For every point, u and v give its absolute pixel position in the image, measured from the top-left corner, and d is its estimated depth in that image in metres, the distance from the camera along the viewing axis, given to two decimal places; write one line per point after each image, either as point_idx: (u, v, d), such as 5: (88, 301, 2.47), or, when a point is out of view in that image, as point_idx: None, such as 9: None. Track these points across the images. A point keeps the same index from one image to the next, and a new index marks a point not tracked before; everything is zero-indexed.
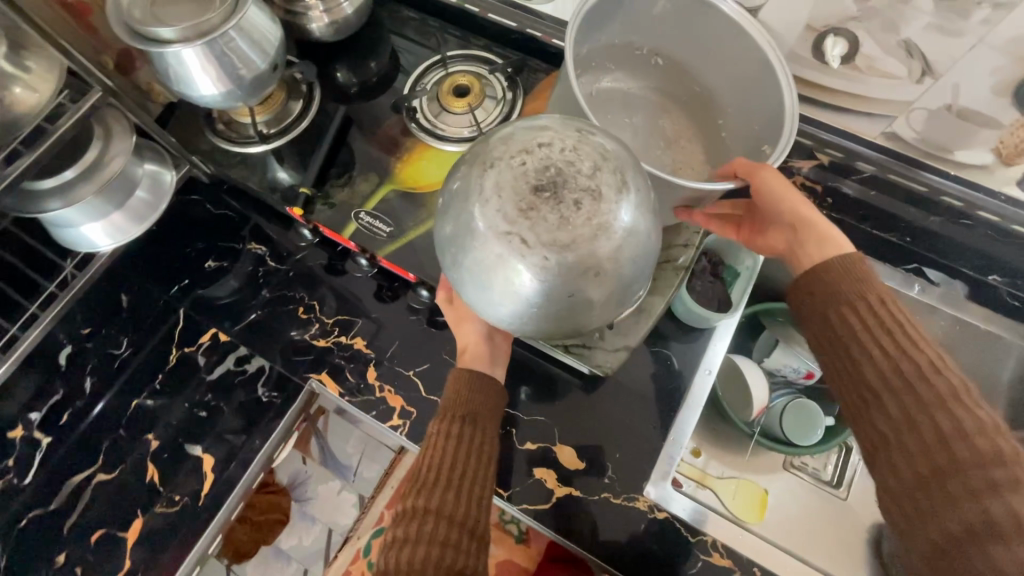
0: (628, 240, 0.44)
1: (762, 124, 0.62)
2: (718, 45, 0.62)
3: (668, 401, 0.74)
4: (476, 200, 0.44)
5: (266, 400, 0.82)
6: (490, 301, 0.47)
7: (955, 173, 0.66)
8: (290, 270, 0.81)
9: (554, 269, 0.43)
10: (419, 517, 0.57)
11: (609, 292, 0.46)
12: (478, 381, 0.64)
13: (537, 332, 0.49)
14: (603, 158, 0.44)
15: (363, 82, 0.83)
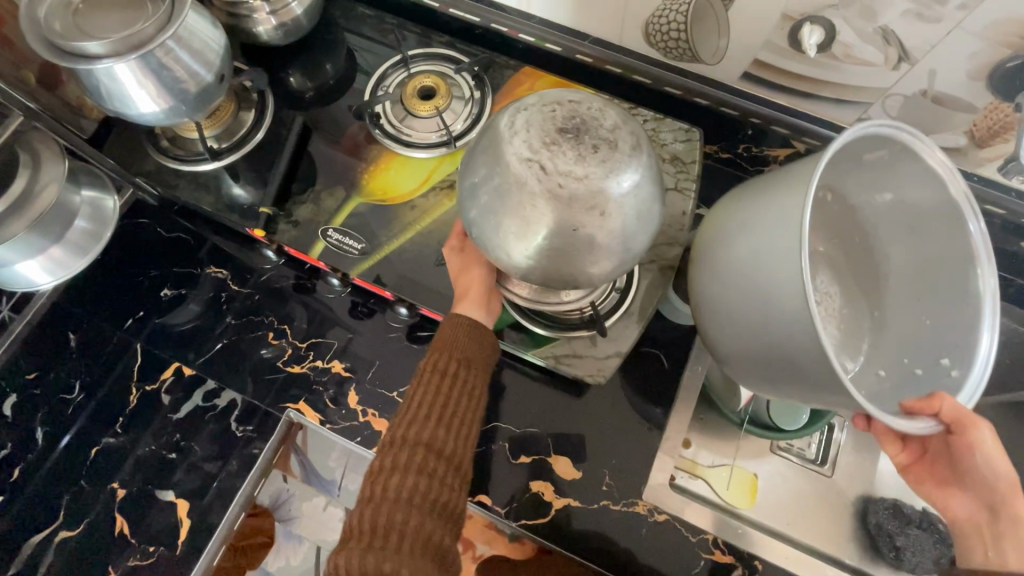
0: (631, 194, 0.48)
1: (925, 336, 0.58)
2: (927, 222, 0.57)
3: (662, 400, 0.72)
4: (506, 135, 0.48)
5: (241, 437, 0.75)
6: (496, 229, 0.50)
7: None
8: (255, 292, 0.76)
9: (568, 198, 0.46)
10: (408, 447, 0.57)
11: (615, 236, 0.49)
12: (478, 332, 0.62)
13: (534, 269, 0.51)
14: (624, 120, 0.49)
15: (321, 87, 0.77)
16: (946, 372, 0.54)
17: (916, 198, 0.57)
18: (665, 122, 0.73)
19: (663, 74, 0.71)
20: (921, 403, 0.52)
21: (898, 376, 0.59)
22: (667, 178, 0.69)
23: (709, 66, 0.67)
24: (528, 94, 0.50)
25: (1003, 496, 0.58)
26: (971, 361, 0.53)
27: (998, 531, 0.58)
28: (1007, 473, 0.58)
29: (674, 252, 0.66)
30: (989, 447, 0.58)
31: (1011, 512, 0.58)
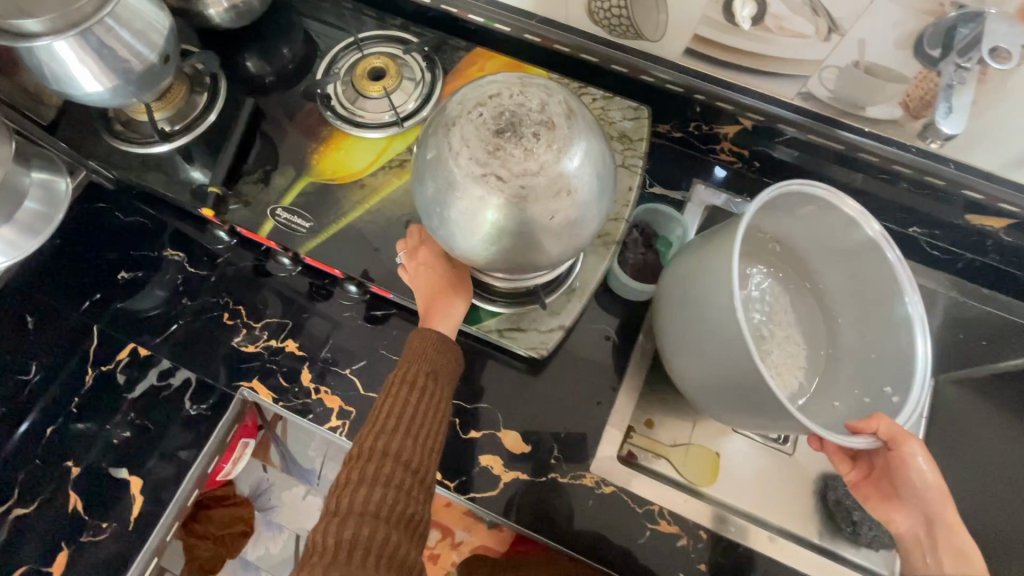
0: (586, 164, 0.49)
1: (876, 365, 0.61)
2: (859, 258, 0.61)
3: (611, 374, 0.73)
4: (447, 154, 0.48)
5: (193, 415, 0.78)
6: (463, 242, 0.51)
7: (870, 129, 0.66)
8: (213, 275, 0.77)
9: (533, 193, 0.47)
10: (376, 459, 0.57)
11: (581, 206, 0.49)
12: (450, 347, 0.63)
13: (515, 263, 0.53)
14: (548, 94, 0.48)
15: (276, 70, 0.78)
16: (890, 399, 0.57)
17: (841, 239, 0.61)
18: (614, 101, 0.73)
19: (611, 52, 0.72)
20: (860, 422, 0.55)
21: (851, 407, 0.61)
22: (614, 155, 0.70)
23: (652, 42, 0.68)
24: (447, 102, 0.49)
25: (938, 510, 0.55)
26: (909, 387, 0.56)
27: (936, 547, 0.55)
28: (937, 486, 0.55)
29: (619, 227, 0.67)
30: (921, 464, 0.55)
31: (947, 523, 0.54)
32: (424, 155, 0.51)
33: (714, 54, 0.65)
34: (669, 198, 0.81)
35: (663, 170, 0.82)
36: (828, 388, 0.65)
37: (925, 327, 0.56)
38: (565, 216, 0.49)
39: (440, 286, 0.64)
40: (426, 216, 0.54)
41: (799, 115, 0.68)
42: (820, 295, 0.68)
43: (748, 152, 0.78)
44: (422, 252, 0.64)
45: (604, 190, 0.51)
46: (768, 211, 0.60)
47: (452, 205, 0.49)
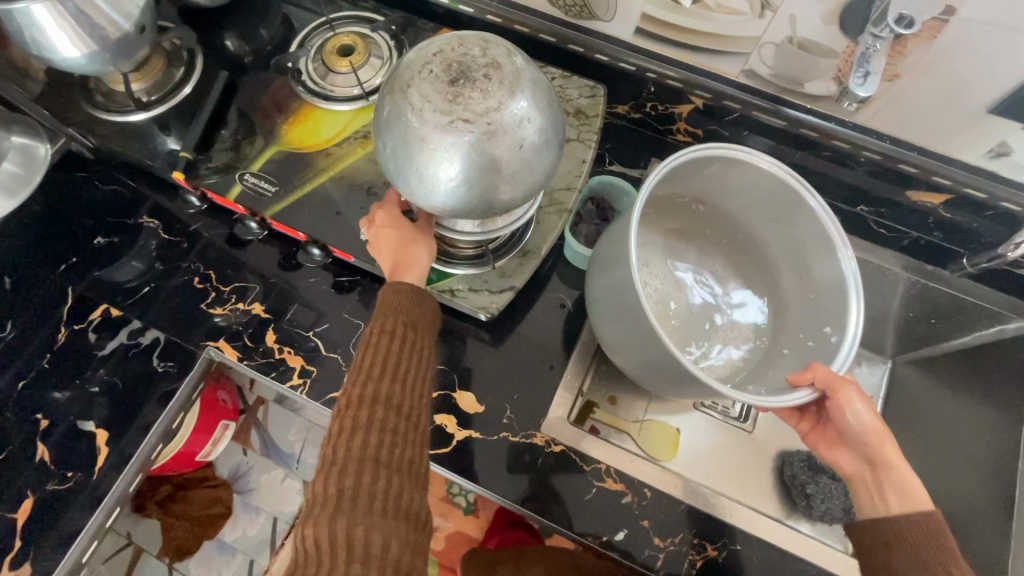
0: (538, 97, 0.52)
1: (815, 301, 0.65)
2: (784, 209, 0.65)
3: (566, 340, 0.76)
4: (409, 112, 0.50)
5: (160, 371, 0.77)
6: (435, 196, 0.53)
7: (811, 106, 0.70)
8: (186, 242, 0.81)
9: (501, 128, 0.49)
10: (368, 404, 0.54)
11: (542, 140, 0.52)
12: (422, 296, 0.61)
13: (493, 209, 0.55)
14: (486, 42, 0.51)
15: (253, 49, 0.82)
16: (829, 338, 0.61)
17: (761, 191, 0.66)
18: (571, 80, 0.77)
19: (568, 33, 0.75)
20: (799, 374, 0.57)
21: (797, 351, 0.65)
22: (569, 130, 0.73)
23: (605, 22, 0.72)
24: (397, 70, 0.52)
25: (877, 450, 0.59)
26: (844, 326, 0.59)
27: (882, 486, 0.58)
28: (875, 430, 0.59)
29: (571, 196, 0.70)
30: (857, 407, 0.58)
31: (889, 461, 0.58)
32: (384, 124, 0.53)
33: (663, 33, 0.69)
34: (628, 175, 0.84)
35: (622, 150, 0.85)
36: (782, 336, 0.70)
37: (856, 277, 0.59)
38: (533, 143, 0.51)
39: (400, 241, 0.64)
40: (402, 184, 0.55)
41: (745, 93, 0.71)
42: (752, 245, 0.74)
43: (703, 133, 0.81)
44: (378, 215, 0.65)
45: (558, 126, 0.54)
46: (680, 175, 0.66)
47: (426, 160, 0.50)
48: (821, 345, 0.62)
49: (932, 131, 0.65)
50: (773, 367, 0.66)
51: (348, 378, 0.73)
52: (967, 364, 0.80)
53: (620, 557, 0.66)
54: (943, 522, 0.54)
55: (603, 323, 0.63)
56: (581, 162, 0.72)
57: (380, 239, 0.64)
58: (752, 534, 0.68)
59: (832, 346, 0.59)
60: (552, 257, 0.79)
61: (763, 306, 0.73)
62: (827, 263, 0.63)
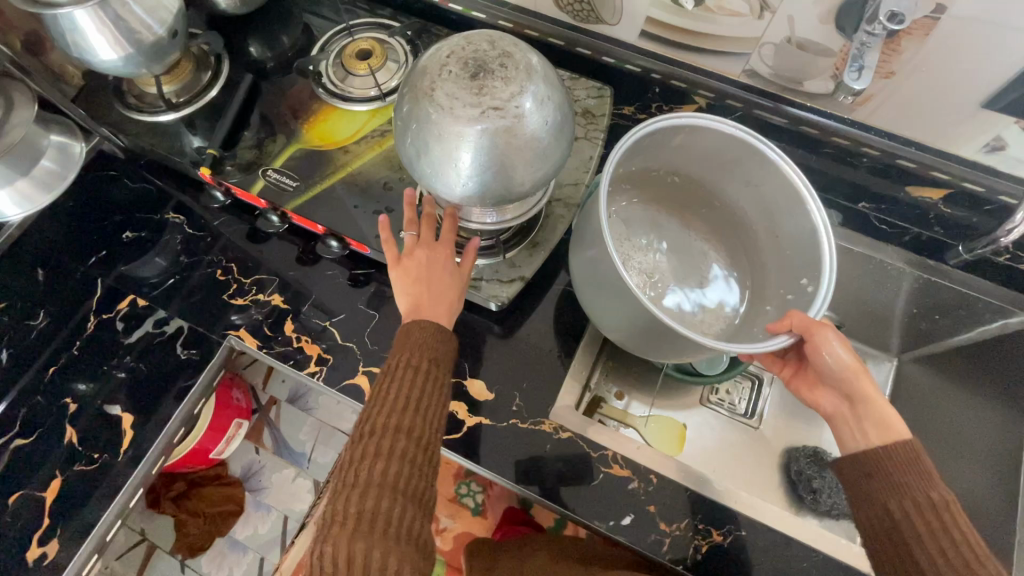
0: (547, 76, 0.55)
1: (793, 253, 0.67)
2: (752, 171, 0.67)
3: (574, 331, 0.78)
4: (439, 113, 0.52)
5: (184, 358, 0.82)
6: (469, 184, 0.55)
7: (811, 104, 0.72)
8: (208, 237, 0.84)
9: (528, 109, 0.52)
10: (390, 434, 0.56)
11: (560, 114, 0.56)
12: (444, 338, 0.62)
13: (525, 186, 0.57)
14: (491, 37, 0.54)
15: (276, 55, 0.86)
16: (805, 287, 0.64)
17: (728, 152, 0.68)
18: (579, 82, 0.80)
19: (577, 36, 0.79)
20: (777, 323, 0.61)
21: (778, 305, 0.68)
22: (577, 129, 0.77)
23: (611, 25, 0.75)
24: (416, 77, 0.55)
25: (855, 387, 0.60)
26: (819, 276, 0.61)
27: (859, 421, 0.60)
28: (852, 367, 0.60)
29: (578, 191, 0.73)
30: (836, 348, 0.60)
31: (867, 396, 0.59)
32: (409, 131, 0.56)
33: (666, 35, 0.72)
34: None
35: None
36: (764, 293, 0.73)
37: (827, 226, 0.61)
38: (555, 117, 0.55)
39: (429, 273, 0.65)
40: (438, 186, 0.57)
41: (746, 92, 0.74)
42: (726, 207, 0.77)
43: None
44: (441, 245, 0.66)
45: (568, 107, 0.58)
46: (647, 148, 0.68)
47: (463, 155, 0.53)
48: (801, 296, 0.64)
49: (927, 127, 0.68)
50: (756, 323, 0.71)
51: (364, 366, 0.76)
52: (971, 358, 0.81)
53: (627, 541, 0.68)
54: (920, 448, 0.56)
55: (586, 289, 0.65)
56: (588, 154, 0.75)
57: (417, 262, 0.65)
58: (757, 521, 0.69)
59: (809, 295, 0.62)
60: (560, 251, 0.81)
61: (741, 268, 0.78)
62: (798, 217, 0.65)
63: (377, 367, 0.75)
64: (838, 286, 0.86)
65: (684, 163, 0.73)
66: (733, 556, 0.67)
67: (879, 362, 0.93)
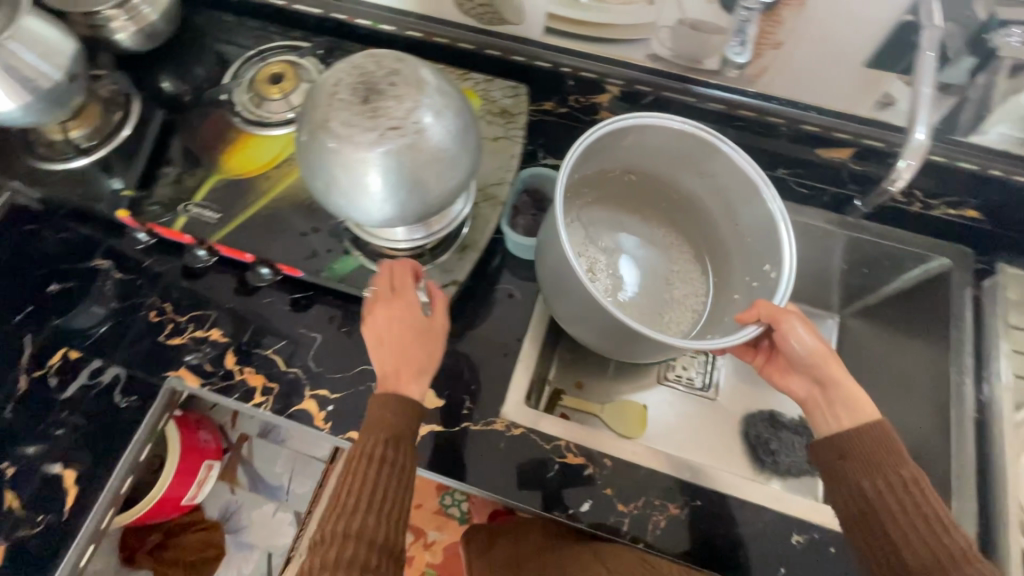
0: (442, 87, 0.55)
1: (754, 238, 0.71)
2: (707, 162, 0.70)
3: (517, 327, 0.78)
4: (338, 142, 0.52)
5: (123, 406, 0.77)
6: (385, 205, 0.55)
7: (715, 81, 0.74)
8: (140, 278, 0.82)
9: (427, 123, 0.52)
10: (339, 541, 0.56)
11: (462, 120, 0.56)
12: (404, 408, 0.61)
13: (443, 193, 0.58)
14: (377, 57, 0.54)
15: (190, 88, 0.85)
16: (769, 273, 0.67)
17: (682, 147, 0.71)
18: (494, 82, 0.82)
19: (484, 39, 0.80)
20: (745, 312, 0.62)
21: (746, 294, 0.71)
22: (495, 129, 0.78)
23: (516, 25, 0.76)
24: (309, 109, 0.54)
25: (825, 371, 0.64)
26: (781, 261, 0.64)
27: (830, 402, 0.63)
28: (823, 354, 0.64)
29: (503, 189, 0.75)
30: (801, 333, 0.62)
31: (836, 380, 0.63)
32: (313, 164, 0.55)
33: (569, 29, 0.73)
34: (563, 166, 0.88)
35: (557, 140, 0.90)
36: (730, 280, 0.76)
37: (784, 214, 0.64)
38: (458, 125, 0.55)
39: (397, 337, 0.63)
40: (355, 212, 0.57)
41: (654, 76, 0.76)
42: (684, 199, 0.79)
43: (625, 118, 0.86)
44: (405, 298, 0.65)
45: (470, 113, 0.58)
46: (600, 149, 0.70)
47: (371, 180, 0.53)
48: (765, 282, 0.67)
49: (824, 91, 0.71)
50: (726, 313, 0.74)
51: (310, 389, 0.75)
52: (901, 305, 0.85)
53: (588, 526, 0.69)
54: (889, 430, 0.60)
55: (553, 299, 0.67)
56: (511, 152, 0.77)
57: (379, 330, 0.64)
58: (711, 489, 0.70)
59: (773, 281, 0.65)
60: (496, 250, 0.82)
61: (706, 259, 0.81)
62: (754, 204, 0.68)
63: (324, 389, 0.75)
64: None
65: (639, 160, 0.76)
66: (694, 526, 0.69)
67: (823, 321, 0.96)
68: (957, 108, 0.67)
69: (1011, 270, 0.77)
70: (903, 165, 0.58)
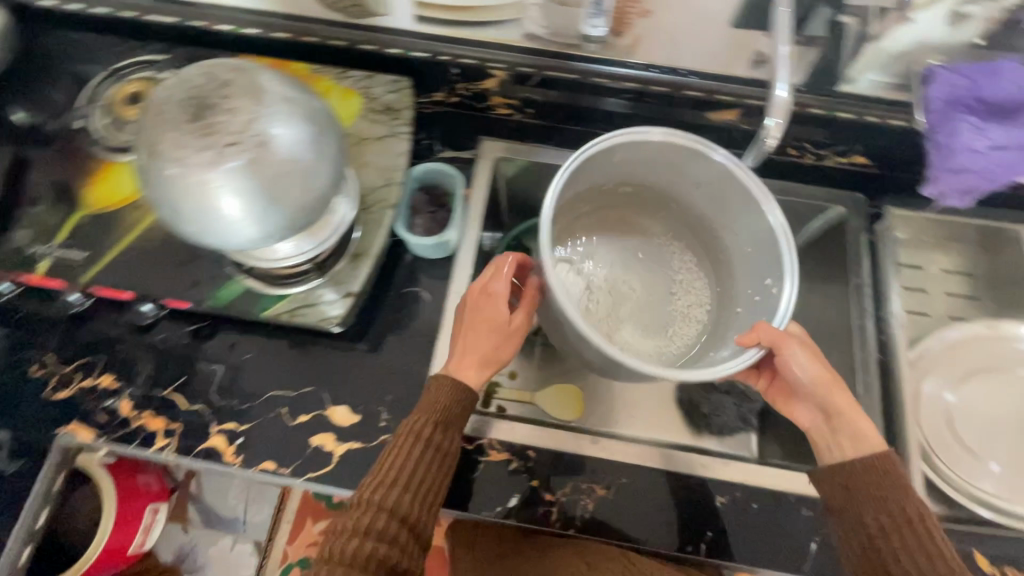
0: (288, 93, 0.52)
1: (753, 247, 0.70)
2: (701, 173, 0.69)
3: (430, 329, 0.77)
4: (174, 165, 0.48)
5: (11, 473, 0.70)
6: (247, 228, 0.52)
7: (595, 55, 0.73)
8: (14, 332, 0.75)
9: (272, 134, 0.49)
10: (371, 510, 0.58)
11: (315, 127, 0.53)
12: (463, 394, 0.64)
13: (308, 207, 0.55)
14: (209, 68, 0.50)
15: (41, 117, 0.77)
16: (770, 289, 0.65)
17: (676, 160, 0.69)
18: (375, 78, 0.78)
19: (353, 33, 0.75)
20: (745, 336, 0.61)
21: (747, 307, 0.70)
22: (379, 128, 0.75)
23: (384, 16, 0.72)
24: (140, 133, 0.50)
25: (826, 398, 0.62)
26: (782, 276, 0.63)
27: (835, 433, 0.62)
28: (824, 379, 0.62)
29: (392, 191, 0.72)
30: (801, 363, 0.61)
31: (838, 408, 0.61)
32: (155, 191, 0.51)
33: (438, 15, 0.70)
34: (459, 159, 0.86)
35: (452, 132, 0.88)
36: (733, 293, 0.74)
37: (784, 228, 0.63)
38: (310, 132, 0.52)
39: (479, 326, 0.65)
40: (214, 238, 0.53)
41: (534, 56, 0.74)
42: (681, 208, 0.78)
43: (518, 102, 0.84)
44: (498, 280, 0.66)
45: (326, 121, 0.55)
46: (587, 172, 0.69)
47: (219, 202, 0.49)
48: (766, 295, 0.66)
49: (702, 55, 0.70)
50: (730, 326, 0.71)
51: (217, 425, 0.71)
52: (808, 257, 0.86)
53: (517, 522, 0.67)
54: (894, 464, 0.58)
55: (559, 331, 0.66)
56: (397, 151, 0.74)
57: (467, 308, 0.67)
58: (637, 465, 0.70)
59: (774, 296, 0.64)
60: (397, 250, 0.81)
61: (711, 266, 0.79)
62: (753, 215, 0.67)
63: (231, 423, 0.71)
64: None
65: (631, 174, 0.74)
66: (623, 505, 0.69)
67: None
68: (831, 71, 0.66)
69: (897, 211, 0.79)
70: (771, 125, 0.56)
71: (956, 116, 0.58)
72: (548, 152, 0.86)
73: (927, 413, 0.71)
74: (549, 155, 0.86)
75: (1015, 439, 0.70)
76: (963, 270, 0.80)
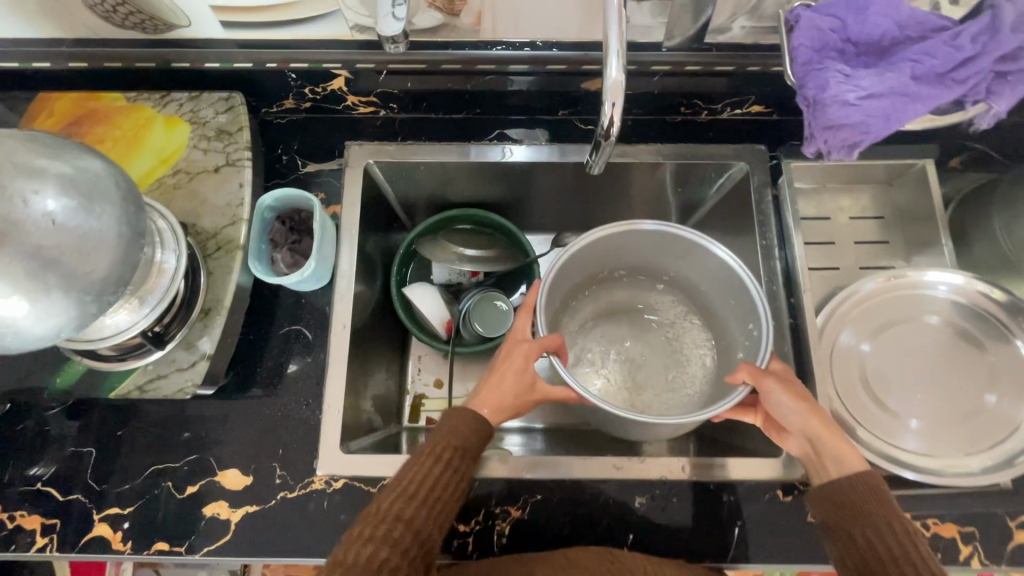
0: (31, 163, 0.44)
1: (729, 298, 0.66)
2: (679, 242, 0.66)
3: (318, 369, 0.71)
4: None
5: None
6: (25, 330, 0.44)
7: (437, 39, 0.64)
8: None
9: (9, 217, 0.42)
10: (390, 522, 0.52)
11: (77, 195, 0.45)
12: (483, 423, 0.59)
13: (97, 291, 0.47)
14: None
15: None
16: (752, 333, 0.63)
17: (653, 237, 0.66)
18: (202, 98, 0.68)
19: (159, 53, 0.65)
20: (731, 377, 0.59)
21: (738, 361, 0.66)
22: (214, 158, 0.66)
23: (189, 26, 0.62)
24: None
25: (809, 428, 0.56)
26: (758, 318, 0.61)
27: (818, 460, 0.55)
28: (808, 409, 0.57)
29: (239, 230, 0.65)
30: (785, 401, 0.57)
31: (828, 438, 0.55)
32: None
33: (246, 18, 0.61)
34: (326, 172, 0.78)
35: (313, 141, 0.79)
36: (728, 349, 0.68)
37: (734, 259, 0.63)
38: (67, 204, 0.44)
39: (507, 368, 0.60)
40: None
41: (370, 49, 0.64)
42: (681, 281, 0.72)
43: (376, 97, 0.75)
44: (523, 322, 0.63)
45: (96, 184, 0.47)
46: (570, 268, 0.67)
47: None
48: (750, 341, 0.64)
49: (553, 23, 0.62)
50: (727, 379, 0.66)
51: (99, 512, 0.65)
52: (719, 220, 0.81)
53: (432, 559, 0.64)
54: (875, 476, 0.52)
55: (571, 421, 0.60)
56: (238, 181, 0.66)
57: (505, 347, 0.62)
58: (554, 481, 0.66)
59: (757, 337, 0.62)
60: (270, 287, 0.74)
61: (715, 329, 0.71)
62: (717, 267, 0.65)
63: (115, 508, 0.65)
64: (577, 201, 0.84)
65: (620, 259, 0.70)
66: (542, 524, 0.66)
67: None
68: (694, 23, 0.59)
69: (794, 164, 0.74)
70: (608, 108, 0.49)
71: (825, 64, 0.51)
72: (423, 147, 0.77)
73: (840, 367, 0.66)
74: (424, 151, 0.77)
75: (937, 389, 0.65)
76: (871, 215, 0.75)
